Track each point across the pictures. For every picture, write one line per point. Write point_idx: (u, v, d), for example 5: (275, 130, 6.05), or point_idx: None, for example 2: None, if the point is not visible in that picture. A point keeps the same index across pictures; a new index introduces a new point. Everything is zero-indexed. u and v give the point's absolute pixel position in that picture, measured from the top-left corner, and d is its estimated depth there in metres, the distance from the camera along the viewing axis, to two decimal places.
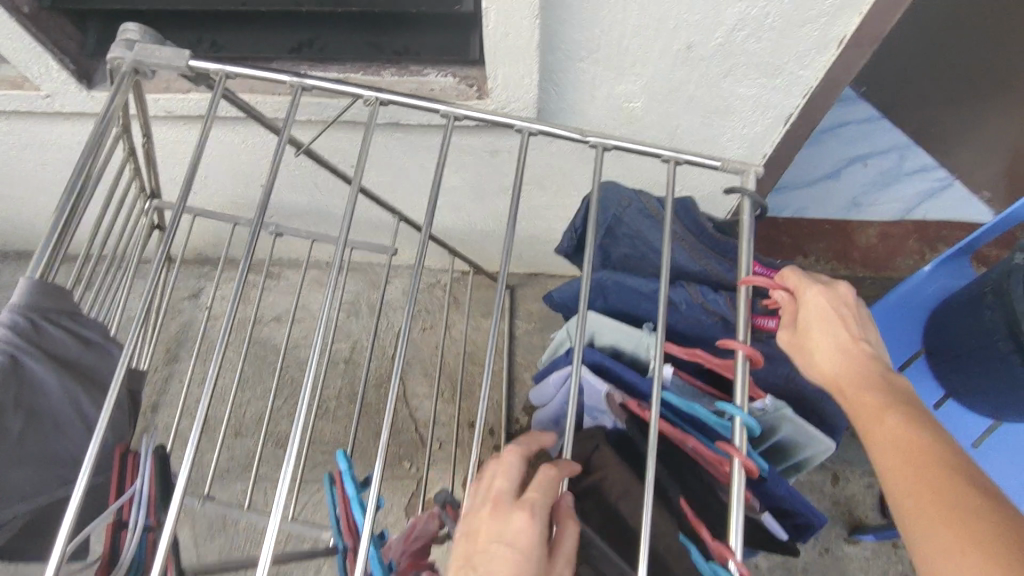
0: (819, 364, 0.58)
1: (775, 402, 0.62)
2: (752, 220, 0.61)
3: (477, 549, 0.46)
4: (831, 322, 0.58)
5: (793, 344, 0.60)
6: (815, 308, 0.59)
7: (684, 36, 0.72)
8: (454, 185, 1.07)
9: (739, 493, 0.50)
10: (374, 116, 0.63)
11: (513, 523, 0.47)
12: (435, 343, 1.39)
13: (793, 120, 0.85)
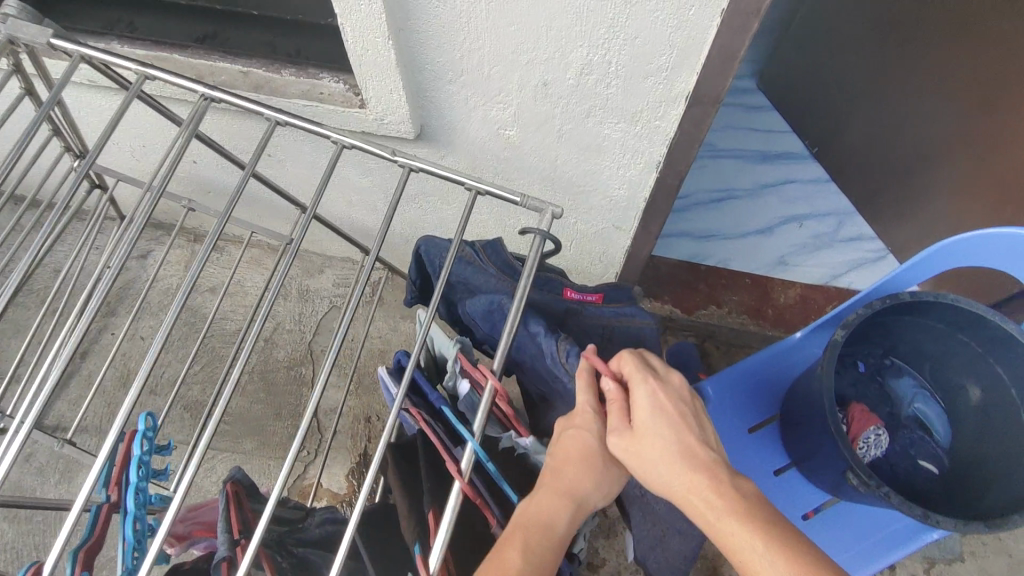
0: (665, 475, 0.55)
1: (533, 443, 0.66)
2: (536, 258, 0.65)
3: (555, 444, 0.61)
4: (666, 421, 0.57)
5: (627, 451, 0.57)
6: (650, 407, 0.58)
7: (537, 74, 0.75)
8: (366, 187, 1.12)
9: (450, 513, 0.58)
10: (198, 115, 0.70)
11: (580, 421, 0.61)
12: (353, 335, 1.43)
13: (661, 168, 0.87)
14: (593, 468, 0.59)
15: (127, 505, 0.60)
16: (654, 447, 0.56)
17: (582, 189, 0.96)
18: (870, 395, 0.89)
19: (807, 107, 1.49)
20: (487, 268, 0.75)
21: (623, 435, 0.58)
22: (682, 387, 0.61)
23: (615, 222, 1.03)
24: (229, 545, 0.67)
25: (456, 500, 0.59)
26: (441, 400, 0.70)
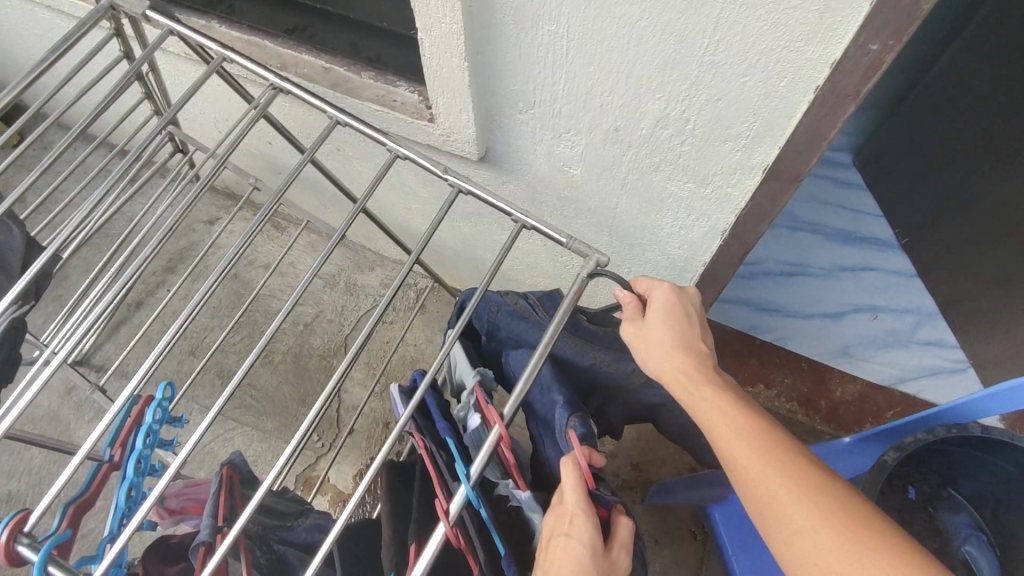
0: (668, 367, 0.61)
1: (530, 500, 0.59)
2: (572, 303, 0.61)
3: (544, 556, 0.53)
4: (674, 318, 0.64)
5: (636, 341, 0.64)
6: (664, 302, 0.64)
7: (610, 116, 0.72)
8: (425, 197, 1.11)
9: (429, 552, 0.53)
10: (265, 102, 0.71)
11: (569, 525, 0.53)
12: (389, 338, 1.42)
13: (726, 236, 0.81)
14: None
15: (127, 471, 0.58)
16: (656, 336, 0.63)
17: (640, 241, 0.91)
18: (919, 526, 0.79)
19: (904, 194, 1.39)
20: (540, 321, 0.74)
21: (635, 326, 0.64)
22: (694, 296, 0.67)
23: (670, 279, 0.97)
24: (211, 530, 0.61)
25: (435, 546, 0.53)
26: (447, 427, 0.63)
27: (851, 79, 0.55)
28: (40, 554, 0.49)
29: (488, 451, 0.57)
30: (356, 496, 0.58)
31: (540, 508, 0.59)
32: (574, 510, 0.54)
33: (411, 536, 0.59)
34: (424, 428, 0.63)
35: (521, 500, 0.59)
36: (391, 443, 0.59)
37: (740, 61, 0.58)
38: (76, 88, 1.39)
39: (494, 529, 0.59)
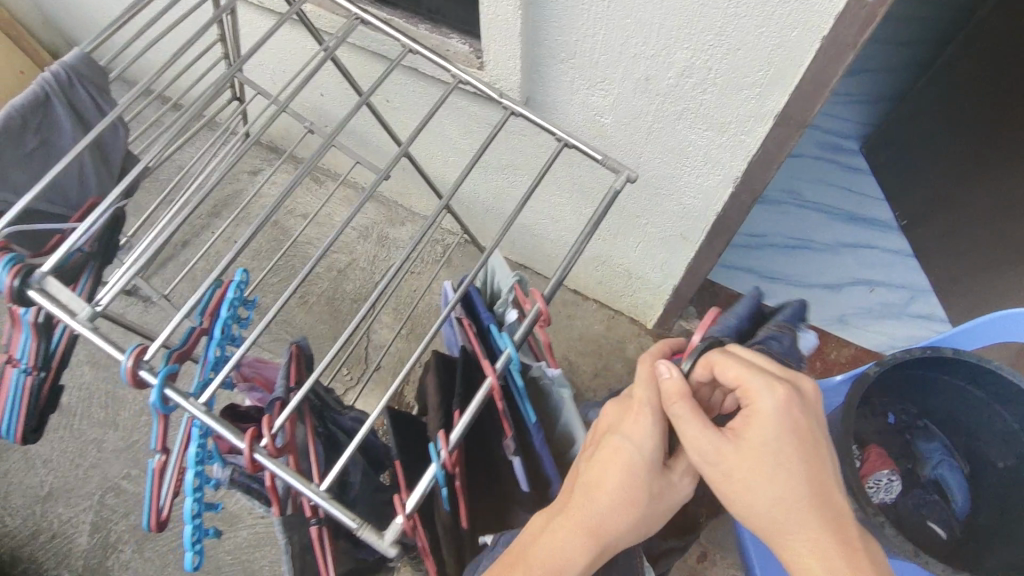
0: (771, 514, 0.53)
1: (560, 377, 0.69)
2: (604, 209, 0.70)
3: (597, 454, 0.59)
4: (784, 449, 0.52)
5: (710, 461, 0.54)
6: (773, 431, 0.52)
7: (641, 67, 0.83)
8: (461, 148, 1.21)
9: (475, 401, 0.63)
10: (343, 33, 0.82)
11: (633, 431, 0.57)
12: (416, 286, 1.52)
13: (738, 183, 0.92)
14: (637, 498, 0.56)
15: (216, 332, 0.71)
16: (759, 480, 0.52)
17: (660, 190, 1.01)
18: (896, 449, 0.89)
19: (905, 180, 1.48)
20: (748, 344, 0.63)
21: (724, 450, 0.53)
22: (805, 405, 0.54)
23: (684, 230, 1.08)
24: (284, 388, 0.71)
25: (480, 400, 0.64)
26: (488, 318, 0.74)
27: (851, 29, 0.66)
28: (159, 376, 0.62)
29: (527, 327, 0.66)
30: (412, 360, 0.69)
31: (569, 384, 0.69)
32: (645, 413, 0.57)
33: (456, 402, 0.70)
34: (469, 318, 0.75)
35: (551, 377, 0.70)
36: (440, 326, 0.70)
37: (758, 13, 0.69)
38: (140, 37, 1.50)
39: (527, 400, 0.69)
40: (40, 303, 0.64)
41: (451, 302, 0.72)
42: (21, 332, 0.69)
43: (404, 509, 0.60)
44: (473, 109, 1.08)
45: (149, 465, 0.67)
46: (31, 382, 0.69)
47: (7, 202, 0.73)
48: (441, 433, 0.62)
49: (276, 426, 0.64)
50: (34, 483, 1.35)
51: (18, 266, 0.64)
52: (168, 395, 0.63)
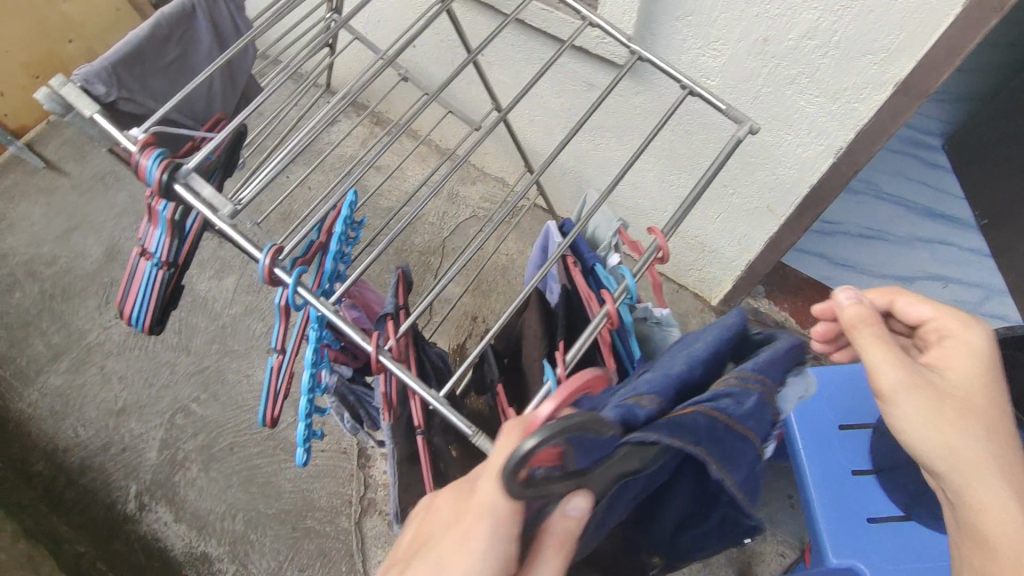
0: (963, 440, 0.56)
1: (669, 318, 0.79)
2: (728, 152, 0.72)
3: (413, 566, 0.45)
4: (976, 382, 0.59)
5: (914, 386, 0.57)
6: (968, 364, 0.59)
7: (761, 28, 0.83)
8: (551, 106, 1.22)
9: (593, 327, 0.67)
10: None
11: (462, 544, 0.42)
12: (483, 244, 1.54)
13: (841, 155, 0.92)
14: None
15: (332, 250, 0.76)
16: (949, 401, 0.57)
17: (756, 159, 1.01)
18: None
19: (988, 180, 1.46)
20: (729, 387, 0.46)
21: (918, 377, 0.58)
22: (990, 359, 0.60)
23: (772, 203, 1.08)
24: (394, 305, 0.78)
25: (599, 323, 0.68)
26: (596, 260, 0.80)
27: None
28: (292, 276, 0.69)
29: (646, 262, 0.70)
30: (524, 291, 0.74)
31: (677, 325, 0.79)
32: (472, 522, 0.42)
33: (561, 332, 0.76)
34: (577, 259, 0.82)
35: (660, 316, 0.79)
36: (555, 258, 0.74)
37: None
38: None
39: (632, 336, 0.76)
40: (185, 196, 0.70)
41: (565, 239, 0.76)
42: (157, 229, 0.77)
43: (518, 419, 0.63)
44: (573, 66, 1.08)
45: (268, 361, 0.74)
46: (162, 276, 0.78)
47: (145, 105, 0.80)
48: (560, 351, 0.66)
49: (396, 336, 0.70)
50: (108, 398, 1.40)
51: (166, 162, 0.71)
52: (301, 294, 0.70)
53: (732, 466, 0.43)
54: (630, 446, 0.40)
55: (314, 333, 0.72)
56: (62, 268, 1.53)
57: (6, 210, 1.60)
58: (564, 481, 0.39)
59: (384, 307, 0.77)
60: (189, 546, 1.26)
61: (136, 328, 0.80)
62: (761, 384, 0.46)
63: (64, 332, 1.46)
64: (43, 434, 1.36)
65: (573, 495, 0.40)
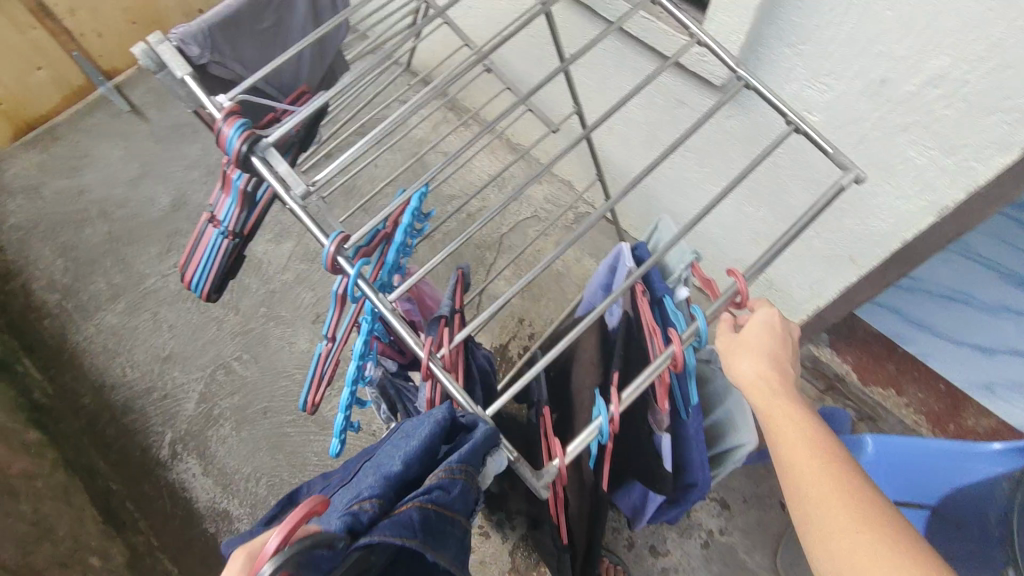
0: (759, 373, 0.62)
1: None
2: (826, 199, 0.68)
3: None
4: (772, 335, 0.65)
5: (733, 347, 0.65)
6: (765, 320, 0.66)
7: (882, 66, 0.77)
8: (634, 118, 1.17)
9: (653, 367, 0.67)
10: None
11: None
12: (540, 247, 1.51)
13: (946, 214, 0.85)
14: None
15: (396, 245, 0.77)
16: (750, 347, 0.64)
17: (847, 205, 0.95)
18: None
19: None
20: (437, 490, 0.51)
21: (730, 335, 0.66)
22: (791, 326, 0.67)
23: (855, 252, 1.01)
24: (450, 308, 0.76)
25: (663, 364, 0.67)
26: (665, 293, 0.79)
27: None
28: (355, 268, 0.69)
29: (720, 306, 0.67)
30: (587, 319, 0.70)
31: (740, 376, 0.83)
32: None
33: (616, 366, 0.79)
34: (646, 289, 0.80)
35: None
36: (627, 289, 0.71)
37: None
38: None
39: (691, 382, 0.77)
40: (259, 169, 0.73)
41: (638, 271, 0.72)
42: (229, 198, 0.81)
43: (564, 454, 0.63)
44: (667, 81, 1.03)
45: (317, 348, 0.76)
46: (226, 245, 0.82)
47: (234, 71, 0.82)
48: (616, 388, 0.65)
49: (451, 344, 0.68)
50: (157, 344, 1.43)
51: (247, 133, 0.72)
52: (360, 286, 0.70)
53: (442, 542, 0.49)
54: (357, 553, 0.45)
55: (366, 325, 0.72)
56: (131, 211, 1.58)
57: (89, 148, 1.66)
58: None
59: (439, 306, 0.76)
60: (212, 501, 1.28)
61: (194, 294, 0.87)
62: (466, 473, 0.53)
63: (124, 274, 1.51)
64: (92, 370, 1.41)
65: None
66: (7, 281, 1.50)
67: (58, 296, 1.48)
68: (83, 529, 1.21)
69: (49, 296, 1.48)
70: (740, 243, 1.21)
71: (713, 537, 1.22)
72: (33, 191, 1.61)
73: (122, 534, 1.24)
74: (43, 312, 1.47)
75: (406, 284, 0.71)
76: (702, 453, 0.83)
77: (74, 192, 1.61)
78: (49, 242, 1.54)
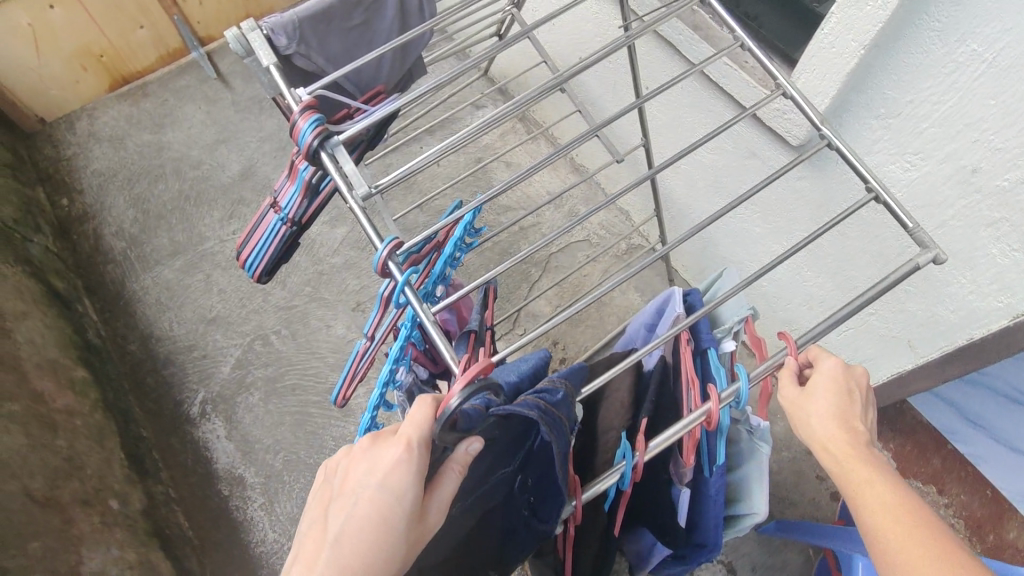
0: (828, 433, 0.58)
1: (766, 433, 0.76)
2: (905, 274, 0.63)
3: (350, 497, 0.53)
4: (842, 390, 0.59)
5: (800, 405, 0.60)
6: (832, 374, 0.60)
7: (975, 154, 0.72)
8: (701, 161, 1.14)
9: (688, 421, 0.68)
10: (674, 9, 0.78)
11: (378, 466, 0.53)
12: (586, 273, 1.49)
13: (1021, 320, 0.79)
14: (382, 549, 0.52)
15: (445, 254, 0.82)
16: (818, 402, 0.59)
17: (913, 291, 0.90)
18: None
19: None
20: (546, 396, 0.61)
21: (795, 389, 0.61)
22: (866, 374, 0.62)
23: (913, 339, 0.95)
24: (479, 324, 0.84)
25: (694, 420, 0.68)
26: (712, 345, 0.77)
27: None
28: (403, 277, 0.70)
29: (770, 364, 0.64)
30: (626, 361, 0.71)
31: (770, 442, 0.76)
32: (407, 474, 0.52)
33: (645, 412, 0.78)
34: (692, 338, 0.78)
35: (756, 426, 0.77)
36: (670, 339, 0.71)
37: None
38: None
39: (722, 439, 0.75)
40: (327, 165, 0.76)
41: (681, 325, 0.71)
42: (293, 186, 0.83)
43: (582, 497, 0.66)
44: (740, 129, 1.01)
45: (355, 345, 0.78)
46: (283, 231, 0.84)
47: (318, 64, 0.85)
48: (642, 439, 0.67)
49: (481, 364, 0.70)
50: (205, 305, 1.49)
51: (320, 128, 0.76)
52: (406, 294, 0.71)
53: (557, 432, 0.59)
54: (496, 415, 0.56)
55: (405, 332, 0.74)
56: (202, 175, 1.65)
57: (174, 109, 1.75)
58: (459, 433, 0.55)
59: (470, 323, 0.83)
60: (231, 466, 1.33)
61: (247, 274, 0.87)
62: (567, 389, 0.64)
63: (187, 233, 1.58)
64: (144, 319, 1.48)
65: (469, 440, 0.56)
66: (82, 224, 1.60)
67: (125, 245, 1.57)
68: (110, 471, 1.19)
69: (117, 244, 1.57)
70: (793, 305, 1.17)
71: None
72: (119, 142, 1.71)
73: (143, 481, 1.24)
74: (110, 258, 1.55)
75: (451, 298, 0.73)
76: (717, 514, 0.77)
77: (155, 147, 1.69)
78: (125, 193, 1.63)
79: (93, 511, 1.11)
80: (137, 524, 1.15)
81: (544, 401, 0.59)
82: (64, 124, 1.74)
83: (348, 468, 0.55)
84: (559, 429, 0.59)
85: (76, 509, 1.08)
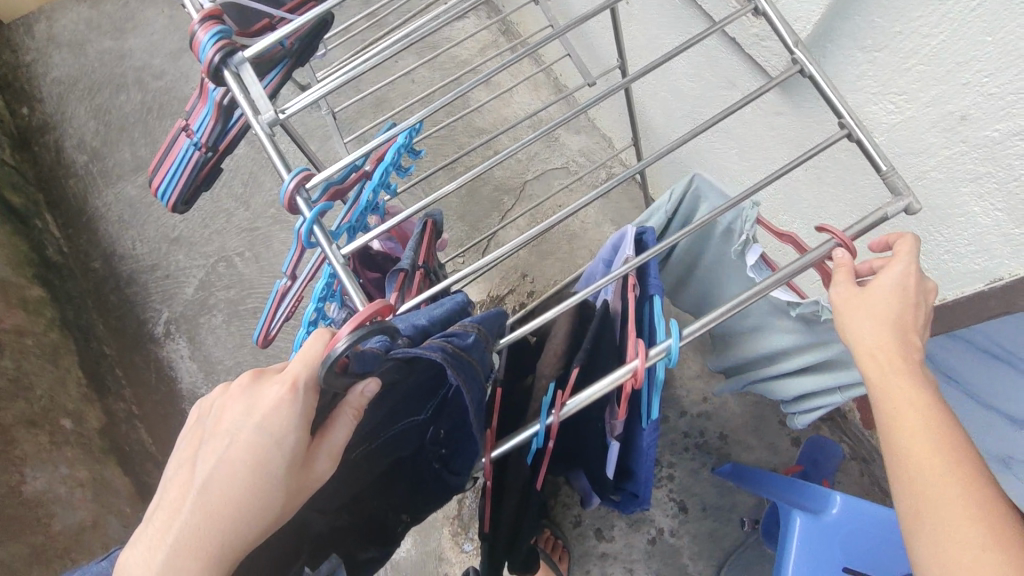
0: (874, 344, 0.51)
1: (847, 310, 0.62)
2: (878, 220, 0.57)
3: (221, 441, 0.45)
4: (903, 300, 0.52)
5: (852, 309, 0.52)
6: (896, 281, 0.52)
7: (965, 98, 0.62)
8: (681, 89, 1.03)
9: (610, 378, 0.59)
10: None
11: (255, 407, 0.44)
12: (562, 202, 1.41)
13: (997, 286, 0.72)
14: (258, 497, 0.44)
15: (375, 179, 0.64)
16: (875, 307, 0.52)
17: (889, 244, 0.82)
18: None
19: None
20: (461, 338, 0.52)
21: (849, 290, 0.54)
22: (933, 289, 0.53)
23: None
24: (411, 261, 0.70)
25: (619, 377, 0.59)
26: (659, 290, 0.67)
27: None
28: (312, 212, 0.60)
29: (813, 258, 0.57)
30: (568, 301, 0.63)
31: None
32: (285, 415, 0.44)
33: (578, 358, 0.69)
34: (637, 282, 0.69)
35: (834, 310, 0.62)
36: (603, 287, 0.62)
37: None
38: None
39: (654, 393, 0.65)
40: (232, 86, 0.64)
41: (613, 274, 0.63)
42: (206, 107, 0.71)
43: (492, 454, 0.60)
44: (720, 55, 0.89)
45: (274, 285, 0.70)
46: (198, 157, 0.73)
47: None
48: (557, 398, 0.58)
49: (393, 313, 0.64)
50: (167, 225, 1.45)
51: (223, 42, 0.62)
52: (315, 233, 0.60)
53: (467, 377, 0.50)
54: (395, 359, 0.49)
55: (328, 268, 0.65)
56: (166, 85, 1.55)
57: (135, 12, 1.62)
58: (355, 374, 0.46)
59: (403, 259, 0.69)
60: (193, 386, 1.33)
61: (161, 202, 0.76)
62: (480, 332, 0.55)
63: (149, 147, 1.51)
64: (107, 237, 1.45)
65: (370, 379, 0.47)
66: (42, 134, 1.53)
67: (86, 157, 1.51)
68: (63, 389, 1.25)
69: (78, 157, 1.51)
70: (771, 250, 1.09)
71: (661, 536, 1.19)
72: (79, 47, 1.60)
73: (102, 399, 1.30)
74: (70, 171, 1.50)
75: (367, 236, 0.60)
76: (648, 467, 0.69)
77: (117, 55, 1.59)
78: (86, 102, 1.55)
79: (40, 431, 1.15)
80: (91, 441, 1.22)
81: (452, 344, 0.50)
82: (19, 25, 1.63)
83: (222, 408, 0.46)
84: (468, 380, 0.50)
85: (20, 430, 1.12)
